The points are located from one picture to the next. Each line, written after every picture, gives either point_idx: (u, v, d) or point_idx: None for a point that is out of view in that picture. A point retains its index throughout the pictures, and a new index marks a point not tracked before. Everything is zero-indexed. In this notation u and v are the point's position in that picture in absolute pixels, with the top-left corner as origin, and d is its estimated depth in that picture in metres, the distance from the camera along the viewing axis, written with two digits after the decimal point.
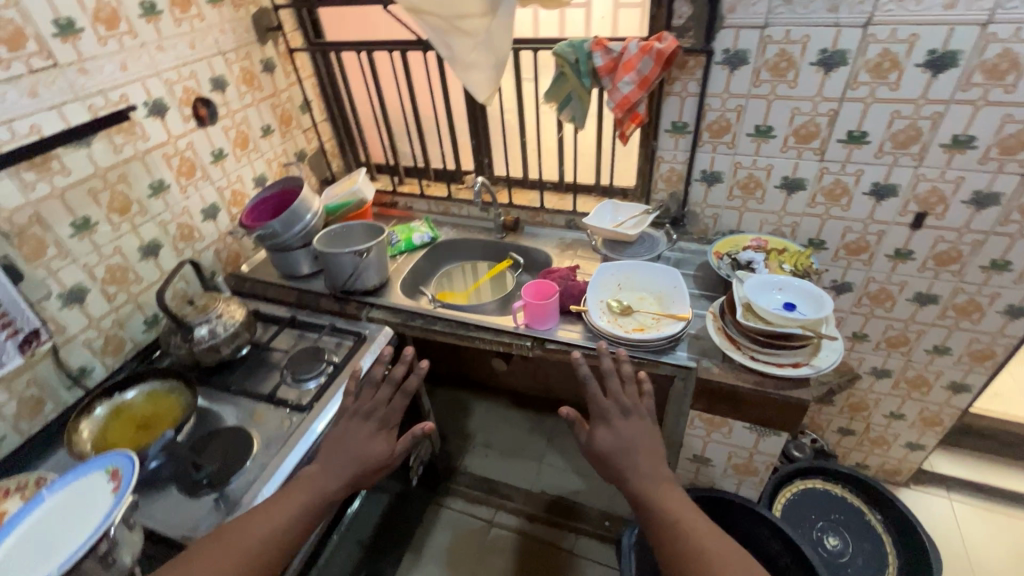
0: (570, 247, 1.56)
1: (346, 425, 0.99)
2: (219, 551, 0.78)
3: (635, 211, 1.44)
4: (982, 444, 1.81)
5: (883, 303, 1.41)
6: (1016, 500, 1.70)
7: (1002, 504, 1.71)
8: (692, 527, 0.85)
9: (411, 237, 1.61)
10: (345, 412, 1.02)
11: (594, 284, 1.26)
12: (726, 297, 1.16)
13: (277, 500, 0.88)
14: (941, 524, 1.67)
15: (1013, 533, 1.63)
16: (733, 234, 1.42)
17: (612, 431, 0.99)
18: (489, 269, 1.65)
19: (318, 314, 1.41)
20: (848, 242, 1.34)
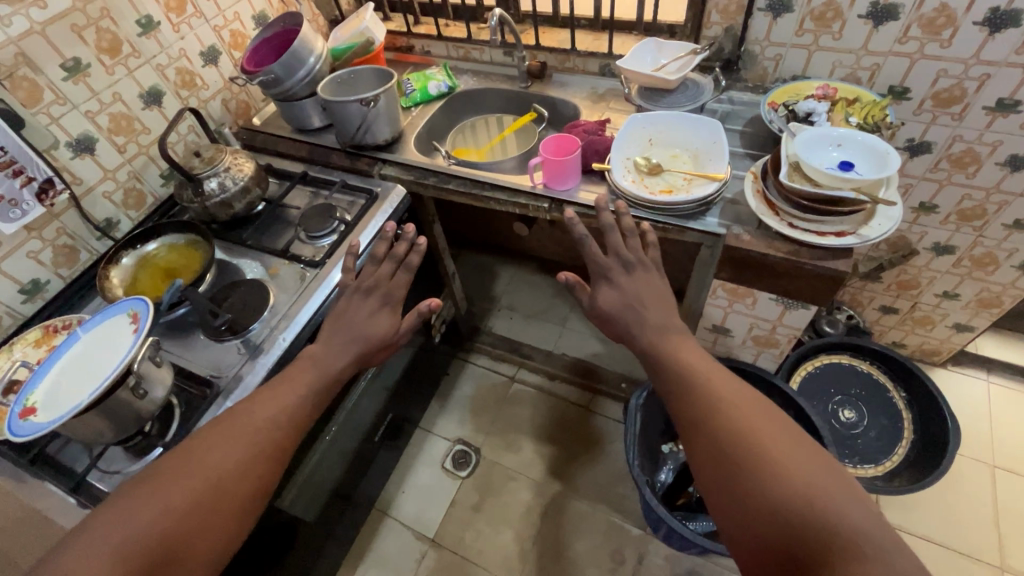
0: (602, 98, 1.38)
1: (344, 314, 0.98)
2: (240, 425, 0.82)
3: (680, 51, 1.23)
4: None
5: (965, 168, 1.21)
6: None
7: None
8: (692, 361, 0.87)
9: (426, 86, 1.47)
10: (344, 290, 1.01)
11: (623, 139, 1.13)
12: (773, 155, 1.01)
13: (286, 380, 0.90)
14: (970, 404, 1.63)
15: None
16: (796, 81, 1.20)
17: (617, 288, 0.97)
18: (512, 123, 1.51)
19: (330, 170, 1.35)
20: (939, 91, 1.10)
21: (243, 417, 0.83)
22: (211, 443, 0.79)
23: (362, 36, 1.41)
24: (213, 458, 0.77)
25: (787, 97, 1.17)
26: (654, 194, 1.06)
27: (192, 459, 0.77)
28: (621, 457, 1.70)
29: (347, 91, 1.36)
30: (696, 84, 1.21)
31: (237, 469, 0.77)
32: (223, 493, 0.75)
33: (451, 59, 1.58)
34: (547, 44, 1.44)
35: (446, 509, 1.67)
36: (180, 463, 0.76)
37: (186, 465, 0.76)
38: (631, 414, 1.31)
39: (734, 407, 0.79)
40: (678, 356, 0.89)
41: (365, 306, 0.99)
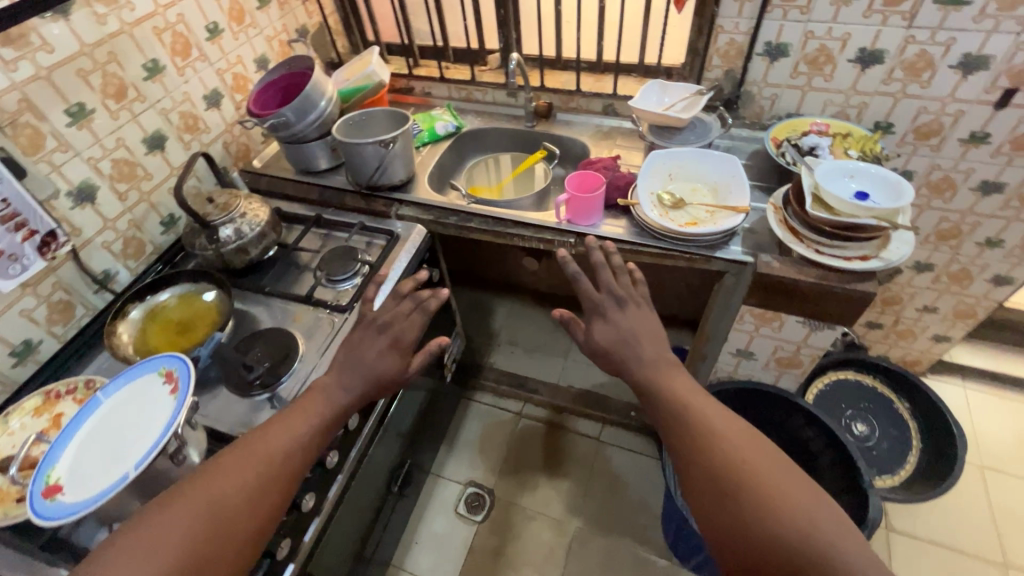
0: (608, 136, 1.44)
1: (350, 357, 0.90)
2: (241, 457, 0.74)
3: (686, 92, 1.30)
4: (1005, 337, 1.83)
5: (942, 193, 1.33)
6: None
7: (1014, 390, 1.77)
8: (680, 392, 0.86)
9: (434, 127, 1.49)
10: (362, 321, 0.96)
11: (645, 175, 1.17)
12: (792, 187, 1.08)
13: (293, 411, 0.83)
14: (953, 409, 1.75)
15: (1019, 416, 1.71)
16: (792, 118, 1.30)
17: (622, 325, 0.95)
18: (512, 170, 1.56)
19: (344, 212, 1.33)
20: (920, 125, 1.22)
21: (242, 452, 0.75)
22: (204, 482, 0.70)
23: (370, 79, 1.42)
24: (190, 510, 0.67)
25: (787, 133, 1.26)
26: (681, 226, 1.10)
27: (176, 504, 0.67)
28: (638, 487, 1.70)
29: (358, 133, 1.36)
30: (702, 122, 1.29)
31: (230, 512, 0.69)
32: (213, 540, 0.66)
33: (454, 100, 1.61)
34: (551, 86, 1.50)
35: (464, 557, 1.60)
36: (161, 509, 0.67)
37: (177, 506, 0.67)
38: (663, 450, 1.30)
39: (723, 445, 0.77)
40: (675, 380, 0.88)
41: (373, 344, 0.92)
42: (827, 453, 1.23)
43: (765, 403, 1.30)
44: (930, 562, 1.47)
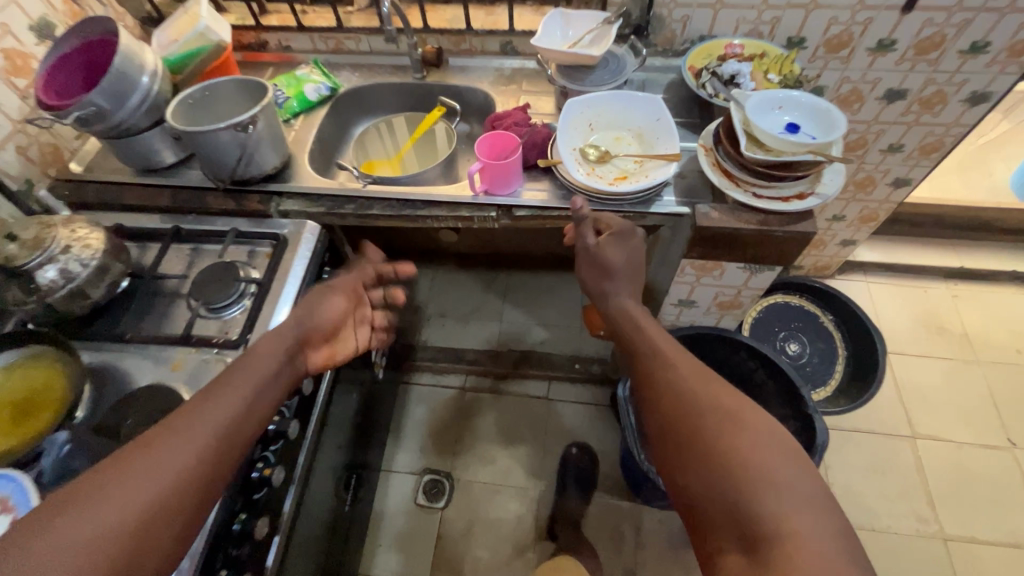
0: (512, 82, 1.26)
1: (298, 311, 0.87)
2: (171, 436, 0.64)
3: (592, 22, 1.14)
4: (897, 229, 1.97)
5: (851, 106, 1.32)
6: (918, 273, 1.94)
7: (907, 277, 1.94)
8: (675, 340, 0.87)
9: (303, 91, 1.22)
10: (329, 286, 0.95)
11: (565, 128, 1.02)
12: (722, 124, 0.99)
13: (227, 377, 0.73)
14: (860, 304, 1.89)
15: (913, 300, 1.89)
16: (705, 42, 1.19)
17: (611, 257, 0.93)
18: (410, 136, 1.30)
19: (208, 217, 1.07)
20: (831, 37, 1.16)
21: (160, 450, 0.62)
22: (107, 490, 0.57)
23: (202, 38, 1.11)
24: (89, 525, 0.55)
25: (703, 61, 1.17)
26: (613, 183, 0.99)
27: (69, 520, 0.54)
28: (594, 437, 1.70)
29: (204, 114, 1.07)
30: (614, 56, 1.15)
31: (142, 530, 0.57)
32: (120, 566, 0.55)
33: (321, 54, 1.33)
34: (436, 26, 1.27)
35: (433, 548, 1.55)
36: (50, 522, 0.54)
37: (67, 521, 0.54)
38: (622, 412, 1.17)
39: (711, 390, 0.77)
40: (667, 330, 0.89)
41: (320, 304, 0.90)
42: (771, 383, 1.26)
43: (709, 345, 1.30)
44: (855, 448, 1.64)
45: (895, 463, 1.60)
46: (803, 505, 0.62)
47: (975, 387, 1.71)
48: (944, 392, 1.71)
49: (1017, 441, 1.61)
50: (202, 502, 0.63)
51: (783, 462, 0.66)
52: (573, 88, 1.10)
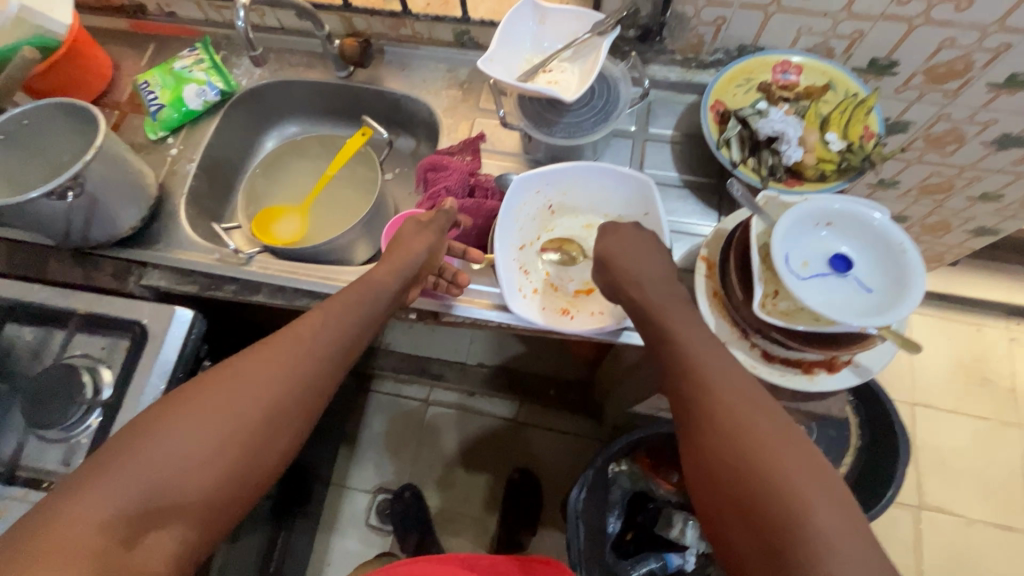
0: (467, 92, 0.91)
1: (390, 249, 0.68)
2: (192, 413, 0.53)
3: (576, 27, 0.77)
4: None
5: (942, 146, 0.94)
6: (973, 307, 1.61)
7: (958, 311, 1.62)
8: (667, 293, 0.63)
9: (181, 96, 0.89)
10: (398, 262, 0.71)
11: (508, 219, 0.71)
12: (736, 235, 0.67)
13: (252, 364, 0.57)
14: None
15: (959, 342, 1.60)
16: (744, 58, 0.81)
17: (617, 245, 0.66)
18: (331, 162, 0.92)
19: (49, 287, 0.81)
20: (936, 65, 0.77)
21: (246, 369, 0.55)
22: (188, 410, 0.52)
23: (20, 25, 0.80)
24: (174, 440, 0.50)
25: (734, 92, 0.80)
26: (575, 304, 0.73)
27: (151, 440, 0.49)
28: (560, 469, 1.58)
29: (28, 149, 0.78)
30: (607, 81, 0.78)
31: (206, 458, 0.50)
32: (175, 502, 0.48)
33: (216, 28, 0.97)
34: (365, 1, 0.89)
35: None
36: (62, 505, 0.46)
37: (151, 443, 0.49)
38: (572, 528, 1.08)
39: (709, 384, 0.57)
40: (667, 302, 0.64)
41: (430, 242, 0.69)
42: None
43: None
44: None
45: (892, 535, 1.42)
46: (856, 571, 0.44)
47: (1005, 456, 1.48)
48: (968, 458, 1.49)
49: None
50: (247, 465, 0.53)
51: (826, 498, 0.47)
52: (538, 137, 0.76)
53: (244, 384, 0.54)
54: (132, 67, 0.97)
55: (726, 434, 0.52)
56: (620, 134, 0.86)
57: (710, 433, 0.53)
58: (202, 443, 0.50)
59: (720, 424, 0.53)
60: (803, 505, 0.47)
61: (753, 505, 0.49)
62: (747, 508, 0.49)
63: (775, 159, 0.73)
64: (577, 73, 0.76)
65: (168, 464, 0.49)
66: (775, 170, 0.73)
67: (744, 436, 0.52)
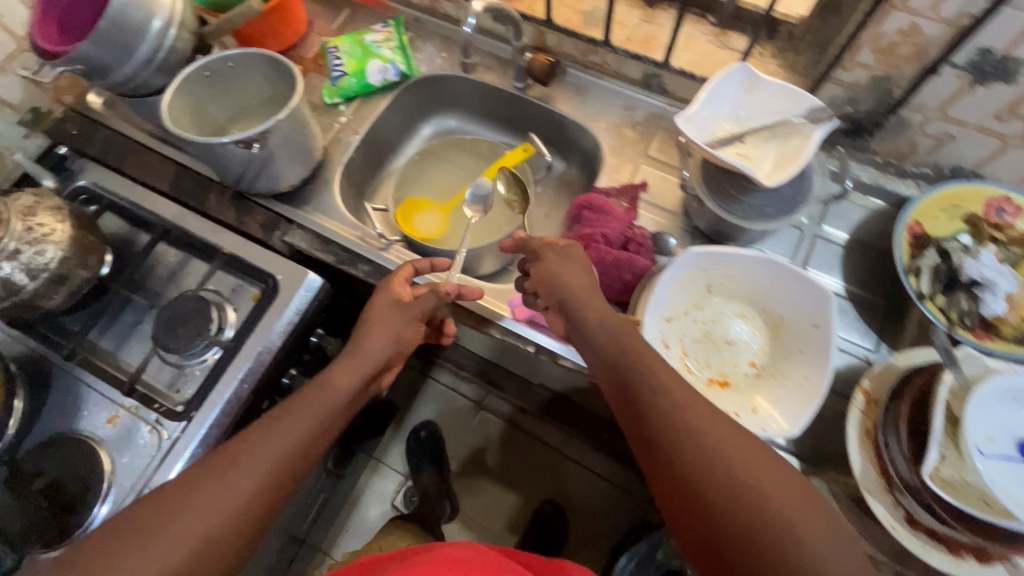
0: (639, 135, 0.88)
1: (372, 314, 0.72)
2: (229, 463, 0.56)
3: (783, 107, 0.72)
4: None
5: None
6: None
7: None
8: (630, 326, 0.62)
9: (365, 69, 0.91)
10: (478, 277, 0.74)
11: (665, 291, 0.67)
12: (913, 383, 0.60)
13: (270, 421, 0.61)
14: None
15: None
16: (961, 182, 0.73)
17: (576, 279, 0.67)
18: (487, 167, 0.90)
19: (203, 220, 0.85)
20: None
21: (282, 421, 0.60)
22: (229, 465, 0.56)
23: None
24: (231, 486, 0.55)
25: (938, 215, 0.73)
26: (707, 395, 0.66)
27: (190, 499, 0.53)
28: (590, 512, 1.54)
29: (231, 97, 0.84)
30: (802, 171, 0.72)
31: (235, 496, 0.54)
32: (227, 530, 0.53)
33: (411, 9, 0.99)
34: (565, 21, 0.88)
35: None
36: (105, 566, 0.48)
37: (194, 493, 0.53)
38: None
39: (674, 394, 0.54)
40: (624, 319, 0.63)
41: (401, 324, 0.73)
42: None
43: None
44: None
45: None
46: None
47: None
48: None
49: None
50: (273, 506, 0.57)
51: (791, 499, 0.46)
52: (710, 205, 0.73)
53: (284, 433, 0.60)
54: (324, 27, 1.00)
55: (690, 449, 0.50)
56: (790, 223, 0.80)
57: (669, 448, 0.51)
58: (238, 501, 0.54)
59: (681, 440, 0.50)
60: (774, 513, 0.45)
61: (722, 524, 0.46)
62: (713, 525, 0.46)
63: (970, 304, 0.67)
64: (772, 153, 0.72)
65: (219, 510, 0.53)
66: (966, 316, 0.66)
67: (704, 445, 0.49)
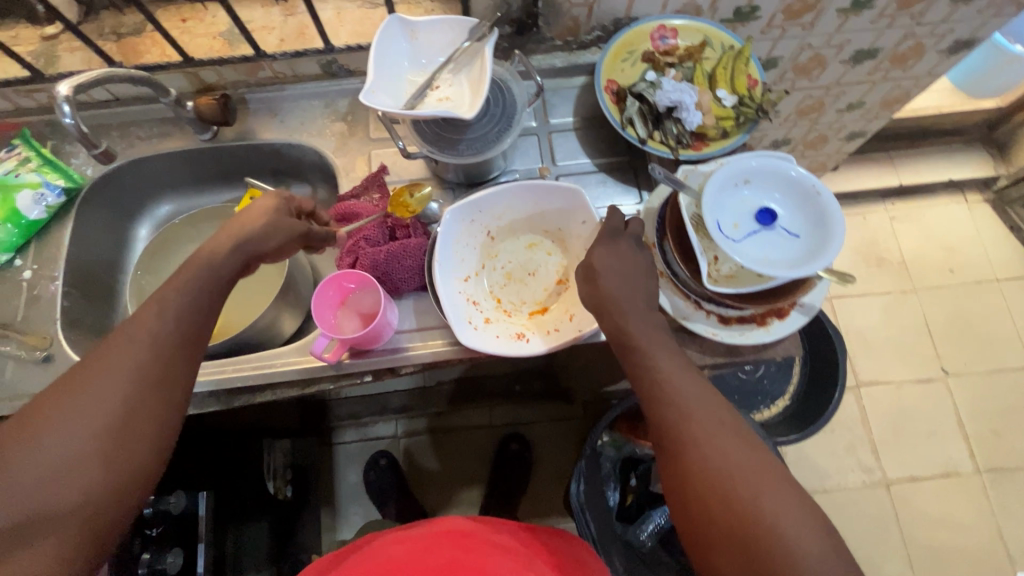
0: (355, 124, 0.84)
1: (117, 366, 0.48)
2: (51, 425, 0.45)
3: (447, 40, 0.72)
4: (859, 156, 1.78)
5: (809, 72, 1.01)
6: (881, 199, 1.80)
7: (868, 207, 1.81)
8: (680, 396, 0.55)
9: (15, 207, 0.75)
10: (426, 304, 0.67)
11: (446, 253, 0.69)
12: (668, 198, 0.68)
13: (94, 374, 0.47)
14: (855, 242, 1.77)
15: (881, 237, 1.78)
16: (625, 29, 0.81)
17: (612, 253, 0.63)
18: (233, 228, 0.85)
19: None
20: (792, 2, 0.82)
21: (92, 377, 0.47)
22: (122, 343, 0.49)
23: None
24: (52, 440, 0.44)
25: (622, 68, 0.80)
26: (530, 327, 0.71)
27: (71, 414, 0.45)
28: (546, 455, 1.60)
29: None
30: (498, 85, 0.75)
31: (137, 411, 0.48)
32: (130, 425, 0.47)
33: (36, 114, 0.82)
34: (209, 50, 0.79)
35: None
36: None
37: (57, 401, 0.46)
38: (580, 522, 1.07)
39: (714, 476, 0.51)
40: (673, 396, 0.55)
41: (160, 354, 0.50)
42: None
43: None
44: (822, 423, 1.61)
45: (844, 420, 1.60)
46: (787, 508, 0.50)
47: (911, 318, 1.69)
48: (885, 330, 1.68)
49: (949, 368, 1.64)
50: (126, 456, 0.47)
51: (762, 462, 0.51)
52: (446, 159, 0.73)
53: (109, 380, 0.47)
54: None
55: (706, 490, 0.50)
56: (524, 133, 0.84)
57: (707, 502, 0.50)
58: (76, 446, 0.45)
59: (656, 392, 0.56)
60: (776, 503, 0.49)
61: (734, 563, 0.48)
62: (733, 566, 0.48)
63: (678, 127, 0.75)
64: (466, 83, 0.73)
65: (52, 459, 0.44)
66: (681, 137, 0.75)
67: (712, 453, 0.52)
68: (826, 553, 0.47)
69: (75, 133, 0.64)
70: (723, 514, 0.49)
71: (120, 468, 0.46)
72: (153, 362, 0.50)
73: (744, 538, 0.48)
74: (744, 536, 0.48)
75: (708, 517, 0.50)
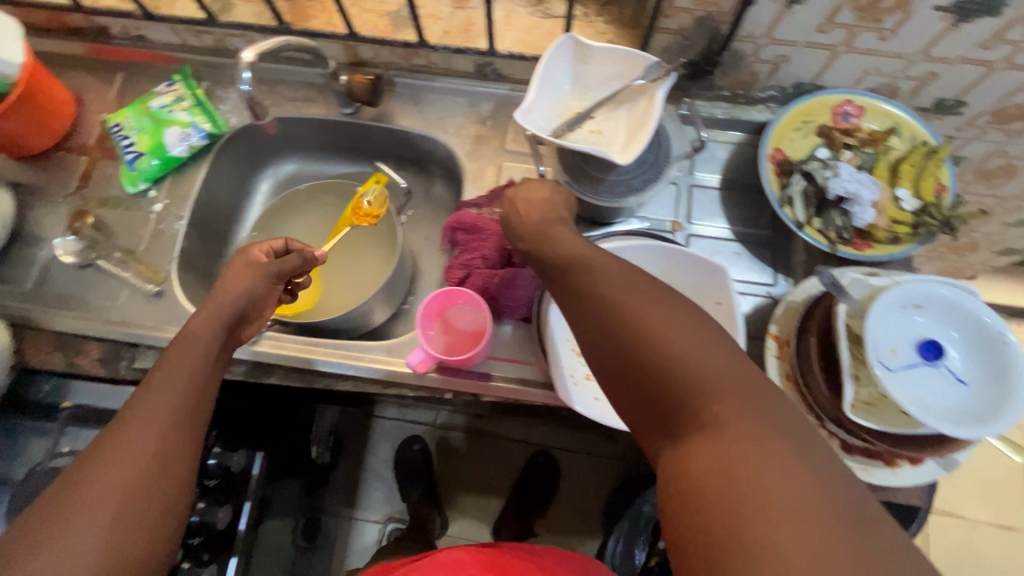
0: (494, 131, 0.81)
1: (150, 411, 0.46)
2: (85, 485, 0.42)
3: (618, 72, 0.67)
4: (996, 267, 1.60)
5: (991, 179, 0.89)
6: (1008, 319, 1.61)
7: None
8: (633, 310, 0.43)
9: (161, 141, 0.78)
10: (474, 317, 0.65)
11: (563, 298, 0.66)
12: (819, 300, 0.62)
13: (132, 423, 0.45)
14: None
15: None
16: (807, 96, 0.73)
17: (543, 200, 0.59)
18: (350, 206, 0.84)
19: (38, 377, 0.71)
20: (1009, 106, 0.72)
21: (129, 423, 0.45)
22: (137, 407, 0.47)
23: None
24: (92, 498, 0.41)
25: (793, 137, 0.73)
26: None
27: (64, 523, 0.40)
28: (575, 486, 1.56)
29: None
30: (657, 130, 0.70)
31: (170, 453, 0.46)
32: (164, 471, 0.45)
33: (199, 54, 0.85)
34: (373, 28, 0.78)
35: None
36: None
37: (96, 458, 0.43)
38: None
39: (690, 405, 0.39)
40: (626, 311, 0.43)
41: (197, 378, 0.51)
42: None
43: None
44: None
45: None
46: (826, 496, 0.34)
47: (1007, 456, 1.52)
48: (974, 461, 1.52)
49: None
50: (160, 502, 0.44)
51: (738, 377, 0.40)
52: (583, 196, 0.69)
53: (147, 426, 0.45)
54: (99, 102, 0.84)
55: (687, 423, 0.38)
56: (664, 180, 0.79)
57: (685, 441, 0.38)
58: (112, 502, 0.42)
59: (607, 307, 0.44)
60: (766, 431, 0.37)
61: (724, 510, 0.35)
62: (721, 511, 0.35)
63: (844, 219, 0.68)
64: (625, 121, 0.68)
65: (90, 521, 0.40)
66: (844, 232, 0.68)
67: (677, 373, 0.40)
68: (836, 480, 0.35)
69: (242, 94, 0.68)
70: (707, 449, 0.37)
71: (152, 517, 0.43)
72: (173, 417, 0.47)
73: (730, 479, 0.35)
74: (736, 474, 0.35)
75: (689, 455, 0.38)
